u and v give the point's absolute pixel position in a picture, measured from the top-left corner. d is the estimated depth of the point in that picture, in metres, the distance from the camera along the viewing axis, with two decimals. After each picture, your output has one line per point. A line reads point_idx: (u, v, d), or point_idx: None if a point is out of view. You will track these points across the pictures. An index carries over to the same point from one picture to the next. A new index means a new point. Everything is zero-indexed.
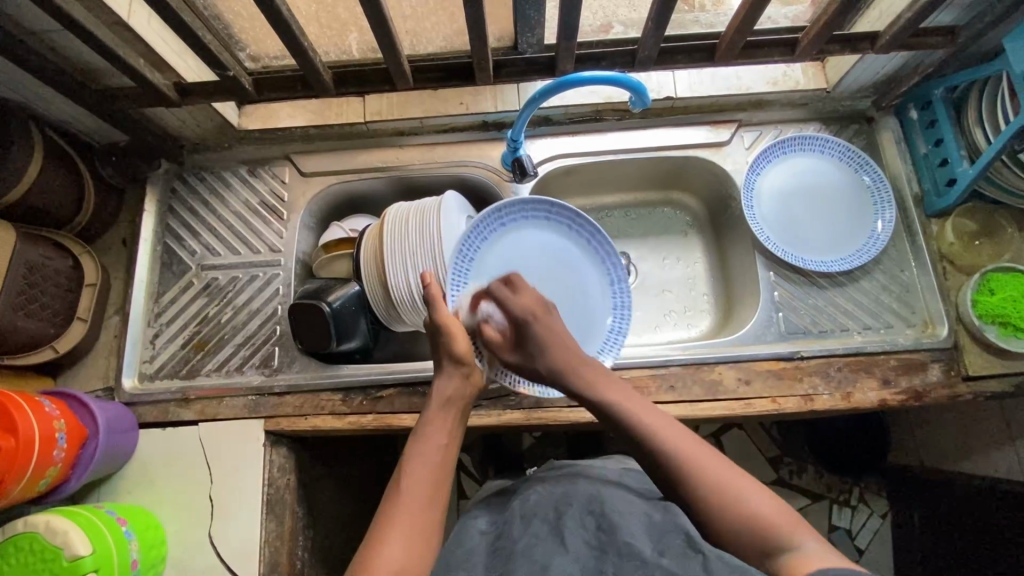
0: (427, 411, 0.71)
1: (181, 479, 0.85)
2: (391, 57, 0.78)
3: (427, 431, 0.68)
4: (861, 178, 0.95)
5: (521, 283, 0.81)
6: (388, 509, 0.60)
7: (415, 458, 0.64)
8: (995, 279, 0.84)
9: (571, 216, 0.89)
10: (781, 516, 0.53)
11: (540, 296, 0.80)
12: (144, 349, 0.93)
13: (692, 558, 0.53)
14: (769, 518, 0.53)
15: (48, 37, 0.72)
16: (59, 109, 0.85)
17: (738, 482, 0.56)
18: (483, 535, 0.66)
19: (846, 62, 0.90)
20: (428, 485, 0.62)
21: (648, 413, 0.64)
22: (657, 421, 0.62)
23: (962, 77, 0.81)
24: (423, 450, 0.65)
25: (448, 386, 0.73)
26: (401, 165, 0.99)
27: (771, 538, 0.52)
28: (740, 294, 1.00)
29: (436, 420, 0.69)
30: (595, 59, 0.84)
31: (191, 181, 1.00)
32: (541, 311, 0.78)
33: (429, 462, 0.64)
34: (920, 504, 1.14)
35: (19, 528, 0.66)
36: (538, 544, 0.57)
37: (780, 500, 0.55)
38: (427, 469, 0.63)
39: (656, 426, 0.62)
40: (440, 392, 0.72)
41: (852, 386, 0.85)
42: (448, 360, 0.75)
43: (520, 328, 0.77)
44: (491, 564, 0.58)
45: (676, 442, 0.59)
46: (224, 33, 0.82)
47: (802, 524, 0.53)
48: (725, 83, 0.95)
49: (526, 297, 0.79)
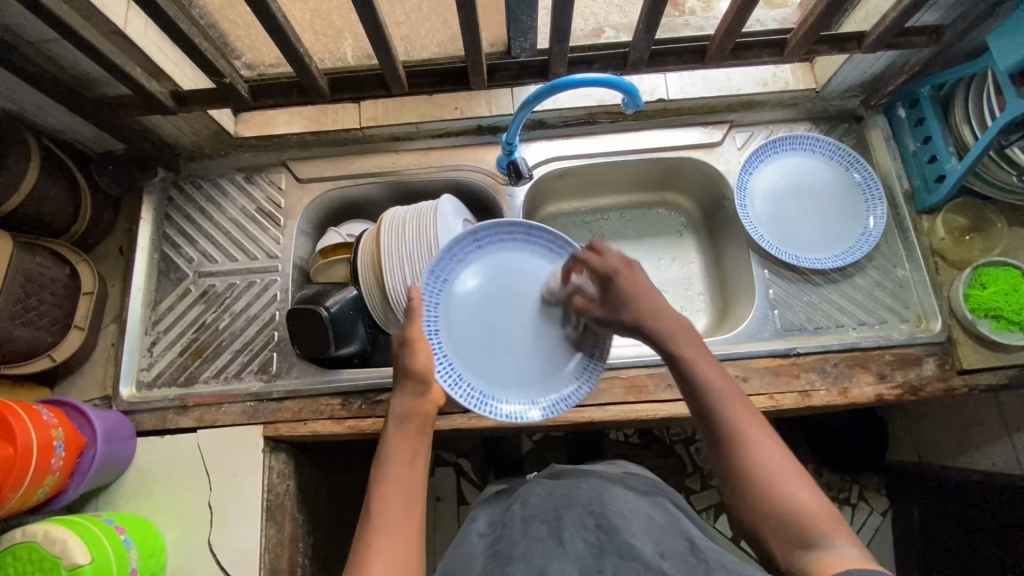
0: (387, 433, 0.69)
1: (180, 488, 0.85)
2: (387, 63, 0.79)
3: (390, 452, 0.66)
4: (852, 176, 0.96)
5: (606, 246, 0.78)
6: (366, 537, 0.59)
7: (383, 482, 0.63)
8: (987, 273, 0.85)
9: (551, 239, 0.85)
10: (823, 513, 0.55)
11: (625, 256, 0.78)
12: (141, 357, 0.93)
13: (694, 562, 0.52)
14: (810, 510, 0.55)
15: (45, 47, 0.72)
16: (56, 118, 0.85)
17: (792, 476, 0.58)
18: (482, 538, 0.66)
19: (834, 62, 0.91)
20: (404, 510, 0.61)
21: (721, 379, 0.65)
22: (728, 392, 0.64)
23: (947, 75, 0.83)
24: (389, 474, 0.64)
25: (404, 403, 0.70)
26: (397, 170, 0.99)
27: (804, 532, 0.54)
28: (735, 293, 1.00)
29: (398, 440, 0.67)
30: (588, 62, 0.85)
31: (188, 188, 1.00)
32: (626, 269, 0.76)
33: (396, 485, 0.63)
34: (921, 501, 1.14)
35: (17, 538, 0.66)
36: (538, 546, 0.57)
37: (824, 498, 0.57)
38: (398, 493, 0.62)
39: (725, 395, 0.64)
40: (402, 413, 0.69)
41: (848, 381, 0.86)
42: (407, 379, 0.71)
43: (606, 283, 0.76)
44: (491, 565, 0.58)
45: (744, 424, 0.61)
46: (220, 41, 0.83)
47: (841, 523, 0.55)
48: (717, 85, 0.97)
49: (610, 256, 0.78)
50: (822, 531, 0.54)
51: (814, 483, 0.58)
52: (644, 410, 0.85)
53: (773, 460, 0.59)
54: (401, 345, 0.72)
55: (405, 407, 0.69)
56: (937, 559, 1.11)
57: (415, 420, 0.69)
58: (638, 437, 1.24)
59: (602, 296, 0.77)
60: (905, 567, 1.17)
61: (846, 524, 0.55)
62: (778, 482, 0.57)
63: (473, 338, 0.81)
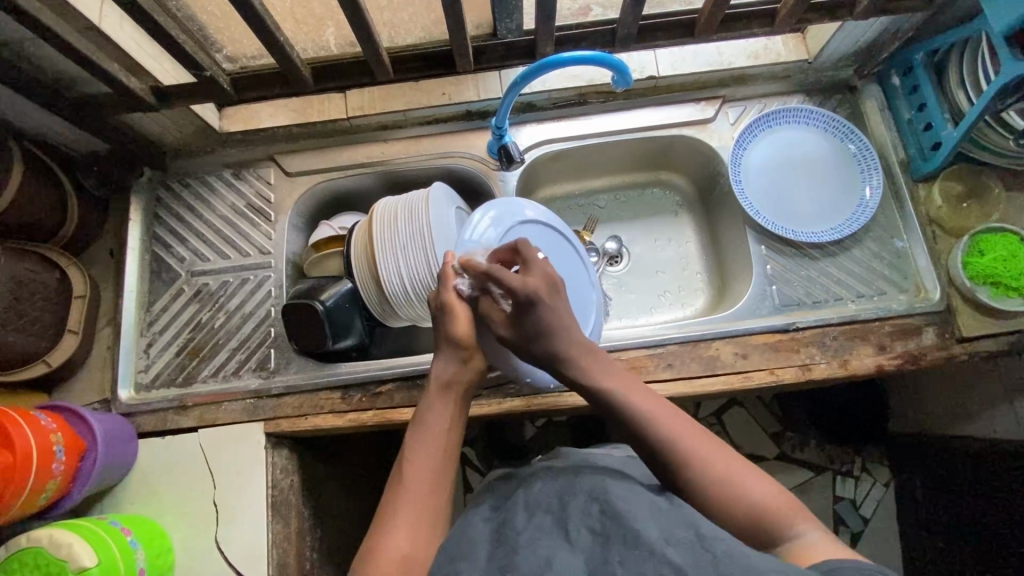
0: (427, 397, 0.69)
1: (185, 487, 0.85)
2: (371, 49, 0.77)
3: (428, 420, 0.66)
4: (847, 147, 0.95)
5: (534, 256, 0.71)
6: (392, 500, 0.61)
7: (418, 445, 0.64)
8: (986, 240, 0.84)
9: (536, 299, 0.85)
10: (777, 500, 0.58)
11: (549, 274, 0.70)
12: (138, 358, 0.92)
13: (703, 552, 0.50)
14: (765, 501, 0.58)
15: (20, 45, 0.71)
16: (37, 120, 0.83)
17: (743, 471, 0.59)
18: (485, 522, 0.63)
19: (826, 31, 0.89)
20: (431, 474, 0.62)
21: (645, 399, 0.64)
22: (657, 411, 0.63)
23: (941, 40, 0.81)
24: (424, 441, 0.65)
25: (446, 370, 0.69)
26: (387, 159, 0.98)
27: (771, 524, 0.57)
28: (732, 269, 1.00)
29: (435, 406, 0.67)
30: (576, 40, 0.84)
31: (176, 187, 0.99)
32: (547, 292, 0.69)
33: (430, 454, 0.63)
34: (923, 469, 1.15)
35: (23, 543, 0.66)
36: (542, 538, 0.55)
37: (774, 482, 0.59)
38: (430, 458, 0.63)
39: (654, 414, 0.62)
40: (441, 379, 0.69)
41: (849, 353, 0.85)
42: (448, 346, 0.70)
43: (527, 309, 0.67)
44: (493, 550, 0.57)
45: (690, 444, 0.60)
46: (200, 34, 0.81)
47: (796, 504, 0.58)
48: (707, 60, 0.95)
49: (535, 276, 0.70)
50: (787, 519, 0.57)
51: (758, 467, 0.60)
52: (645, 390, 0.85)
53: (723, 468, 0.59)
54: (440, 310, 0.71)
55: (444, 372, 0.69)
56: (940, 525, 1.12)
57: (452, 390, 0.69)
58: None
59: (517, 320, 0.69)
60: (908, 535, 1.18)
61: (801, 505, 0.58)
62: (735, 486, 0.58)
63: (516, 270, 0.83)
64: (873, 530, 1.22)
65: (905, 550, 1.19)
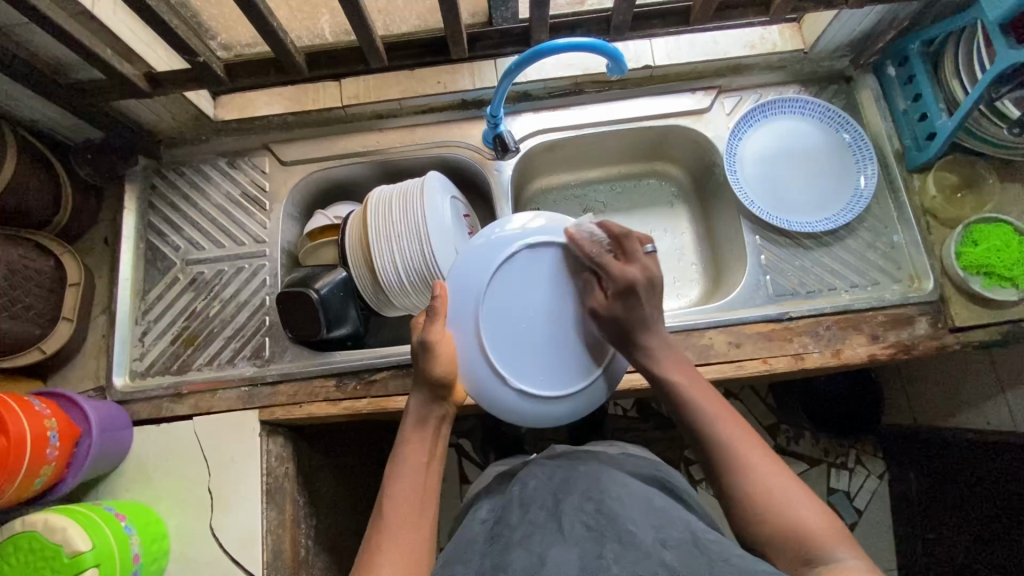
0: (403, 429, 0.68)
1: (179, 474, 0.85)
2: (365, 36, 0.77)
3: (404, 454, 0.66)
4: (842, 137, 0.95)
5: (639, 250, 0.70)
6: (377, 527, 0.61)
7: (399, 478, 0.64)
8: (979, 230, 0.84)
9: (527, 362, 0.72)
10: (826, 527, 0.54)
11: (650, 268, 0.69)
12: (133, 347, 0.92)
13: (696, 553, 0.50)
14: (816, 527, 0.54)
15: (13, 30, 0.70)
16: (31, 107, 0.83)
17: (793, 491, 0.57)
18: (482, 525, 0.65)
19: (822, 20, 0.89)
20: (414, 505, 0.62)
21: (708, 397, 0.65)
22: (720, 412, 0.63)
23: (937, 29, 0.81)
24: (403, 474, 0.64)
25: (420, 405, 0.69)
26: (382, 148, 0.98)
27: (810, 545, 0.54)
28: (727, 259, 1.00)
29: (414, 437, 0.67)
30: (571, 27, 0.83)
31: (171, 176, 0.99)
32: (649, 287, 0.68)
33: (411, 486, 0.63)
34: (917, 462, 1.16)
35: (17, 527, 0.66)
36: (536, 534, 0.56)
37: (829, 511, 0.56)
38: (411, 490, 0.63)
39: (712, 410, 0.64)
40: (419, 413, 0.69)
41: (841, 343, 0.86)
42: (426, 383, 0.68)
43: (626, 295, 0.68)
44: (488, 550, 0.57)
45: (748, 451, 0.60)
46: (193, 21, 0.81)
47: (845, 535, 0.54)
48: (704, 49, 0.95)
49: (635, 266, 0.69)
50: (829, 544, 0.53)
51: (815, 495, 0.57)
52: (638, 378, 0.86)
53: (776, 478, 0.58)
54: (423, 349, 0.68)
55: (420, 406, 0.69)
56: (934, 517, 1.12)
57: (433, 423, 0.69)
58: (636, 411, 1.25)
59: (622, 301, 0.68)
60: (902, 527, 1.19)
61: (847, 530, 0.54)
62: (774, 496, 0.57)
63: (525, 331, 0.72)
64: (866, 521, 1.23)
65: (898, 542, 1.20)
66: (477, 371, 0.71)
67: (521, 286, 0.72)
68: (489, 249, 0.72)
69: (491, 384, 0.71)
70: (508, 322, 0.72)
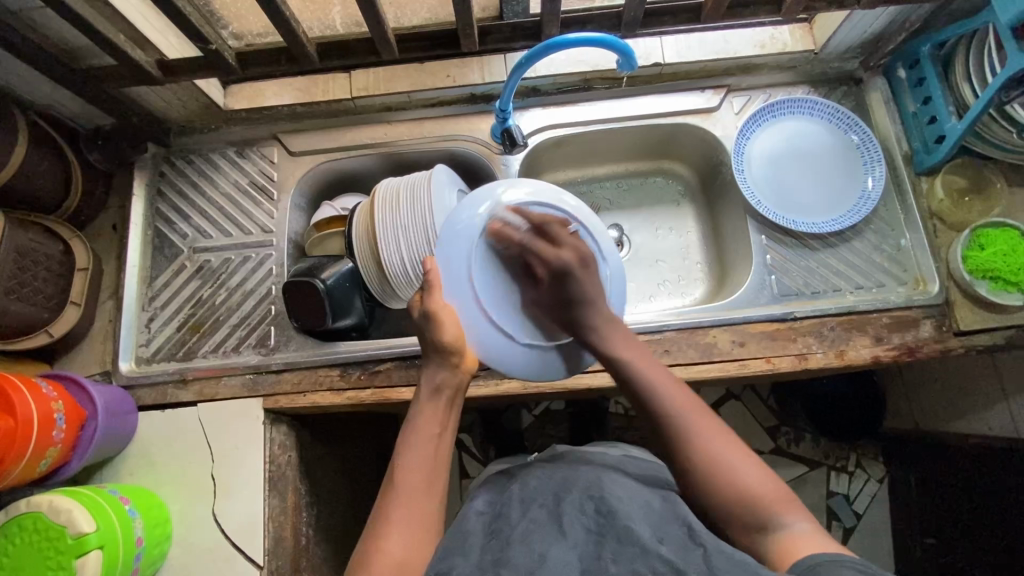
0: (416, 401, 0.66)
1: (183, 460, 0.85)
2: (377, 28, 0.77)
3: (416, 424, 0.64)
4: (850, 138, 0.95)
5: (563, 236, 0.74)
6: (386, 502, 0.59)
7: (410, 449, 0.62)
8: (985, 234, 0.84)
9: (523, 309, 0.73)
10: (774, 492, 0.57)
11: (582, 250, 0.74)
12: (139, 333, 0.93)
13: (694, 550, 0.51)
14: (763, 493, 0.57)
15: (28, 15, 0.71)
16: (44, 92, 0.84)
17: (746, 462, 0.59)
18: (479, 517, 0.65)
19: (833, 20, 0.89)
20: (425, 477, 0.60)
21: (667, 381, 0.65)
22: (674, 391, 0.64)
23: (949, 32, 0.81)
24: (414, 445, 0.62)
25: (437, 374, 0.67)
26: (389, 140, 0.98)
27: (757, 512, 0.56)
28: (732, 258, 1.00)
29: (427, 408, 0.65)
30: (582, 22, 0.83)
31: (180, 164, 0.99)
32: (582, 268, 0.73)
33: (421, 457, 0.61)
34: (918, 466, 1.16)
35: (23, 508, 0.66)
36: (535, 531, 0.56)
37: (775, 477, 0.58)
38: (423, 462, 0.61)
39: (669, 394, 0.64)
40: (434, 383, 0.66)
41: (845, 344, 0.86)
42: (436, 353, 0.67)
43: (565, 282, 0.72)
44: (489, 546, 0.57)
45: (704, 427, 0.61)
46: (206, 9, 0.82)
47: (791, 498, 0.57)
48: (715, 48, 0.94)
49: (567, 249, 0.74)
50: (776, 511, 0.56)
51: (763, 464, 0.59)
52: None
53: (727, 450, 0.60)
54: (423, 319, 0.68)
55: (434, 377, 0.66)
56: (933, 521, 1.12)
57: (444, 391, 0.66)
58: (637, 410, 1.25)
59: (554, 289, 0.73)
60: (901, 531, 1.19)
61: (794, 496, 0.57)
62: (729, 468, 0.58)
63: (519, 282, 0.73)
64: (865, 525, 1.23)
65: (897, 546, 1.20)
66: (491, 341, 0.70)
67: (505, 236, 0.72)
68: (465, 216, 0.71)
69: (504, 348, 0.71)
70: (501, 277, 0.73)
